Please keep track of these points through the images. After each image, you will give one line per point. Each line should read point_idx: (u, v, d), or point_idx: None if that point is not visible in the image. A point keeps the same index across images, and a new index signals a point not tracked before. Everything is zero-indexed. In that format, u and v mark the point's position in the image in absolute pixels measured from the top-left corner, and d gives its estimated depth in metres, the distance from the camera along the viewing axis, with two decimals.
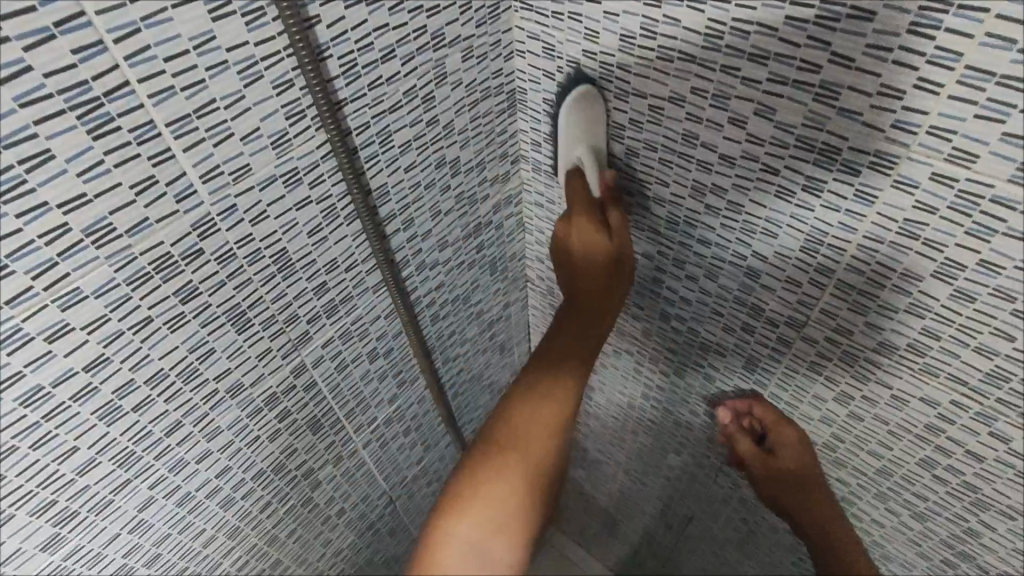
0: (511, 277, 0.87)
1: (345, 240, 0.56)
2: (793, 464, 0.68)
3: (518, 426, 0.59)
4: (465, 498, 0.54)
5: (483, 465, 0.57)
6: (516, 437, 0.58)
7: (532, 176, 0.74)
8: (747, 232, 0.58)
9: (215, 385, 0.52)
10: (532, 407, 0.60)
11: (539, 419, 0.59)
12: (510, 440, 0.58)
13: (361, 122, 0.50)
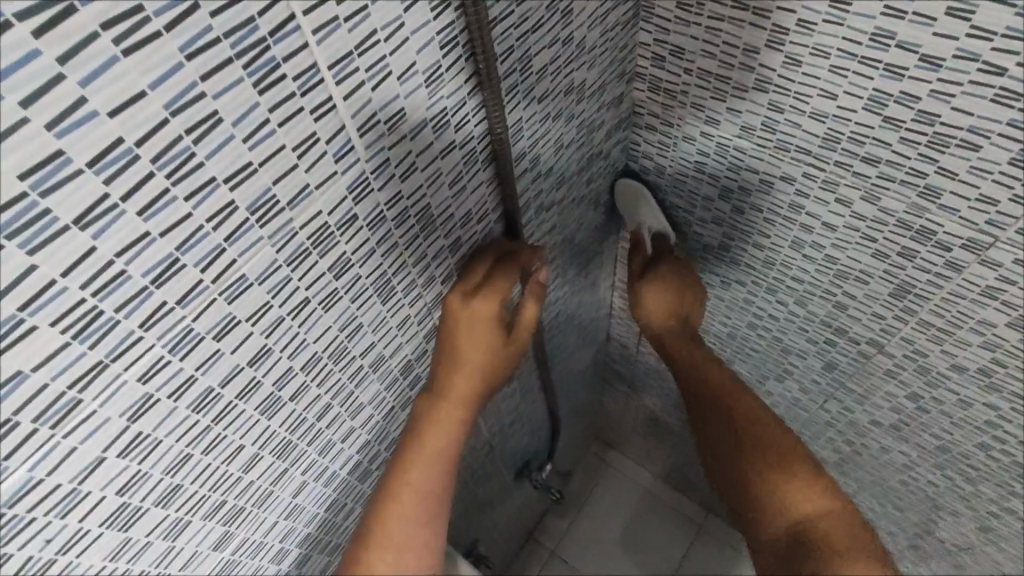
0: (609, 210, 0.80)
1: (480, 188, 0.49)
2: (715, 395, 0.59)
3: (428, 448, 0.49)
4: (392, 543, 0.47)
5: (402, 498, 0.47)
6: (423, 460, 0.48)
7: (647, 97, 0.65)
8: (934, 147, 0.49)
9: (360, 361, 0.47)
10: (440, 423, 0.49)
11: (448, 447, 0.49)
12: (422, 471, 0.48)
13: (506, 46, 0.42)
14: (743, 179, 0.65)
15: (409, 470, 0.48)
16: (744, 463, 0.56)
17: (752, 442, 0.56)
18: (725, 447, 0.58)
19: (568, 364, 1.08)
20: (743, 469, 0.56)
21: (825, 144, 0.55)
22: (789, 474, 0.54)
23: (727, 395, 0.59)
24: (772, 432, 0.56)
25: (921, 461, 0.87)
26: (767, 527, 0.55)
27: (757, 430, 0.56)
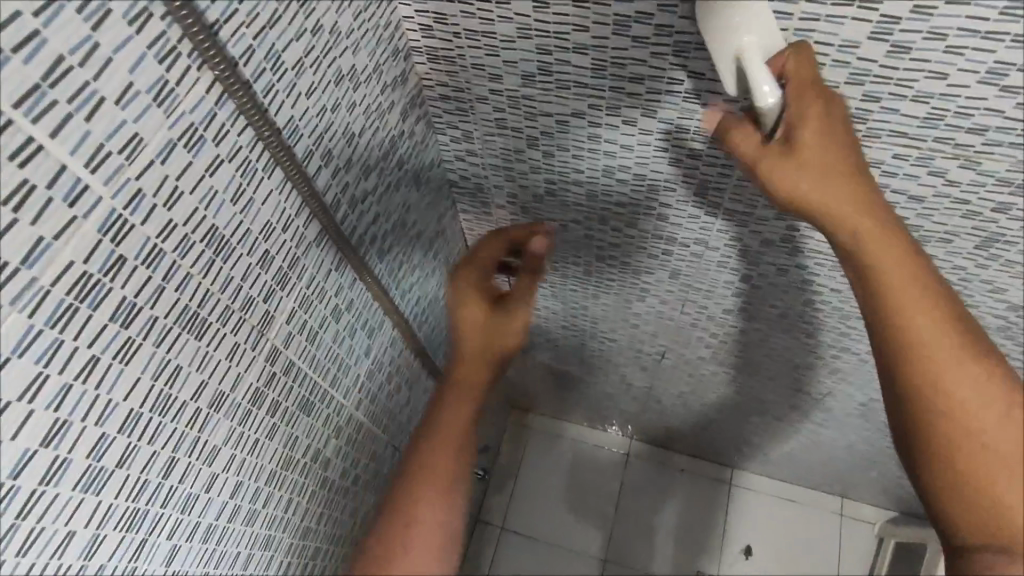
0: (434, 187, 0.81)
1: (273, 197, 0.48)
2: (936, 377, 0.48)
3: (443, 424, 0.55)
4: (413, 511, 0.52)
5: (421, 471, 0.53)
6: (437, 442, 0.54)
7: (429, 69, 0.66)
8: (679, 53, 0.55)
9: (195, 404, 0.45)
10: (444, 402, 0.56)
11: (457, 425, 0.55)
12: (433, 443, 0.54)
13: (244, 48, 0.40)
14: (541, 123, 0.69)
15: (427, 455, 0.53)
16: (983, 457, 0.47)
17: (959, 385, 0.47)
18: (931, 402, 0.48)
19: (450, 345, 1.09)
20: (966, 465, 0.47)
21: (595, 73, 0.60)
22: (1006, 465, 0.46)
23: (948, 375, 0.47)
24: (975, 377, 0.47)
25: (770, 331, 0.98)
26: (973, 466, 0.47)
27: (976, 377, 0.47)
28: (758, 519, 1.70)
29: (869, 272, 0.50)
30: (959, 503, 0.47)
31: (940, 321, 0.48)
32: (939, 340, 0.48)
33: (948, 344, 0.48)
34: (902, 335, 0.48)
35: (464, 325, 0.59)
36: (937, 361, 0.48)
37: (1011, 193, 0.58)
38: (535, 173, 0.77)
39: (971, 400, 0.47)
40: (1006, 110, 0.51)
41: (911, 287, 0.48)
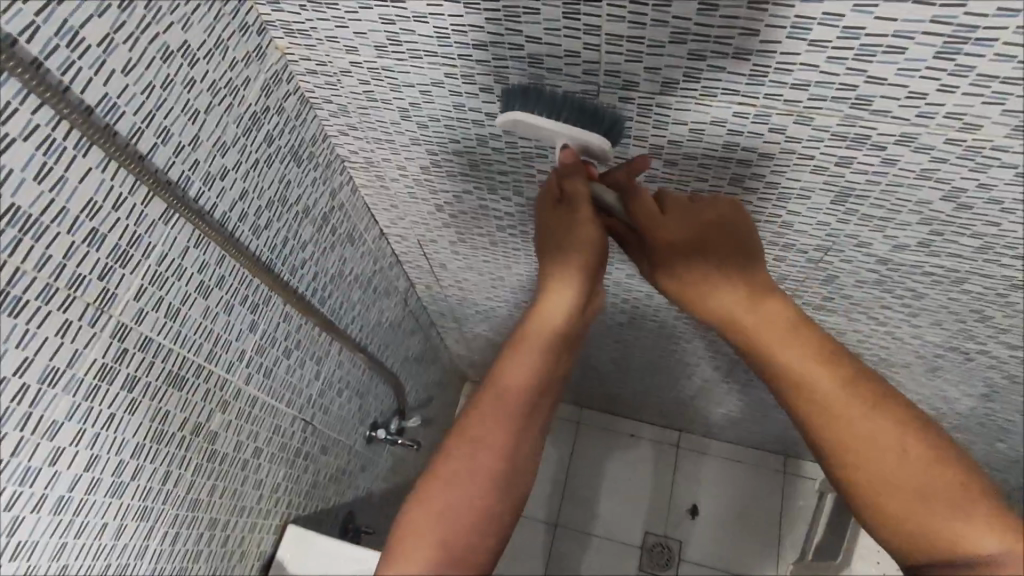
0: (322, 163, 0.82)
1: (93, 175, 0.48)
2: (841, 427, 0.58)
3: (502, 388, 0.61)
4: (454, 457, 0.58)
5: (474, 424, 0.59)
6: (501, 390, 0.61)
7: (289, 43, 0.66)
8: (511, 19, 0.56)
9: (21, 379, 0.46)
10: (516, 357, 0.62)
11: (519, 384, 0.61)
12: (505, 402, 0.60)
13: (23, 24, 0.41)
14: (406, 94, 0.69)
15: (469, 437, 0.59)
16: (874, 478, 0.56)
17: (857, 420, 0.57)
18: (829, 442, 0.59)
19: (370, 320, 1.10)
20: (856, 463, 0.57)
21: (441, 42, 0.61)
22: (906, 444, 0.56)
23: (848, 430, 0.58)
24: (872, 433, 0.57)
25: None
26: (908, 488, 0.55)
27: (863, 419, 0.57)
28: (704, 479, 1.75)
29: (750, 339, 0.64)
30: (886, 513, 0.56)
31: (817, 359, 0.60)
32: (835, 391, 0.58)
33: (827, 399, 0.59)
34: (786, 362, 0.61)
35: (549, 295, 0.66)
36: (796, 372, 0.60)
37: (848, 147, 0.60)
38: (417, 144, 0.78)
39: (880, 445, 0.56)
40: (821, 65, 0.52)
41: (788, 349, 0.61)
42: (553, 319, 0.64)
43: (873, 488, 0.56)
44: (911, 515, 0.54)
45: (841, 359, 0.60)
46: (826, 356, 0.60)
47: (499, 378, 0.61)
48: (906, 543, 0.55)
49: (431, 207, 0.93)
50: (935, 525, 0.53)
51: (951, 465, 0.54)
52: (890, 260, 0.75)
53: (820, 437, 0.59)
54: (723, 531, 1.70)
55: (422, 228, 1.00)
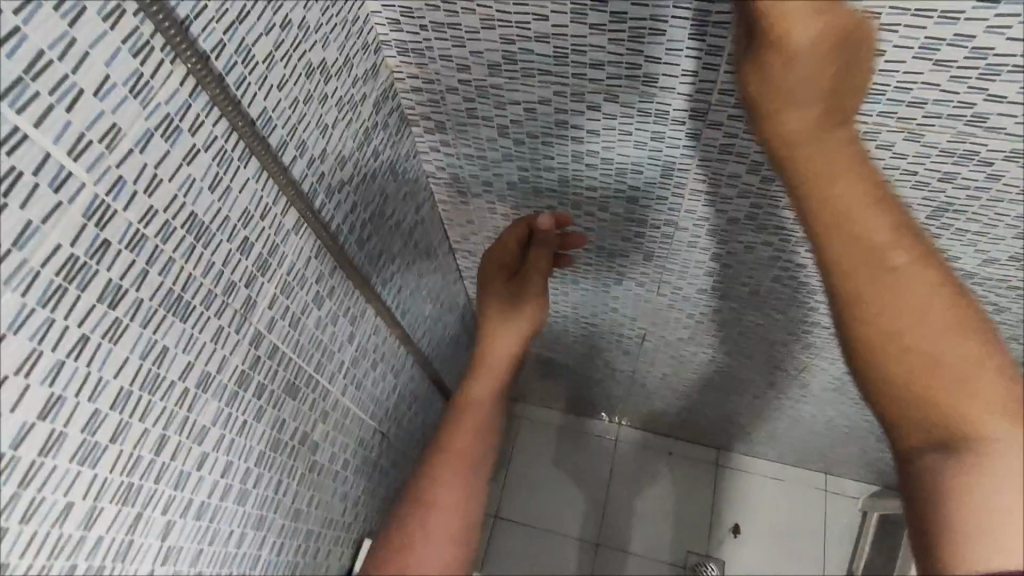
0: (411, 179, 0.84)
1: (249, 186, 0.50)
2: (886, 305, 0.44)
3: (447, 461, 0.70)
4: (425, 507, 0.67)
5: (432, 488, 0.68)
6: (452, 460, 0.70)
7: (400, 62, 0.69)
8: (635, 40, 0.58)
9: (183, 384, 0.47)
10: (464, 421, 0.73)
11: (468, 451, 0.71)
12: (457, 458, 0.70)
13: (215, 42, 0.42)
14: (510, 112, 0.71)
15: (451, 444, 0.71)
16: (871, 346, 0.45)
17: (917, 284, 0.44)
18: (833, 259, 0.45)
19: (435, 335, 1.12)
20: (867, 313, 0.45)
21: (558, 61, 0.63)
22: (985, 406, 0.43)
23: (878, 276, 0.44)
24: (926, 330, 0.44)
25: (744, 310, 1.01)
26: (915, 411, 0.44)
27: (902, 307, 0.44)
28: (745, 499, 1.74)
29: (842, 211, 0.44)
30: (899, 369, 0.44)
31: (890, 226, 0.45)
32: (892, 283, 0.44)
33: (850, 179, 0.45)
34: (807, 159, 0.45)
35: (490, 336, 0.78)
36: (842, 206, 0.44)
37: (955, 163, 0.62)
38: (509, 161, 0.80)
39: (929, 341, 0.44)
40: (942, 84, 0.54)
41: (836, 151, 0.45)
42: (474, 406, 0.75)
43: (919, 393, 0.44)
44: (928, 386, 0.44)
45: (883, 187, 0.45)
46: (879, 206, 0.45)
47: (450, 434, 0.72)
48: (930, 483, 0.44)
49: (508, 223, 0.94)
50: (942, 396, 0.43)
51: (1002, 373, 0.44)
52: (977, 274, 0.76)
53: (858, 302, 0.45)
54: (766, 552, 1.69)
55: (494, 244, 1.02)
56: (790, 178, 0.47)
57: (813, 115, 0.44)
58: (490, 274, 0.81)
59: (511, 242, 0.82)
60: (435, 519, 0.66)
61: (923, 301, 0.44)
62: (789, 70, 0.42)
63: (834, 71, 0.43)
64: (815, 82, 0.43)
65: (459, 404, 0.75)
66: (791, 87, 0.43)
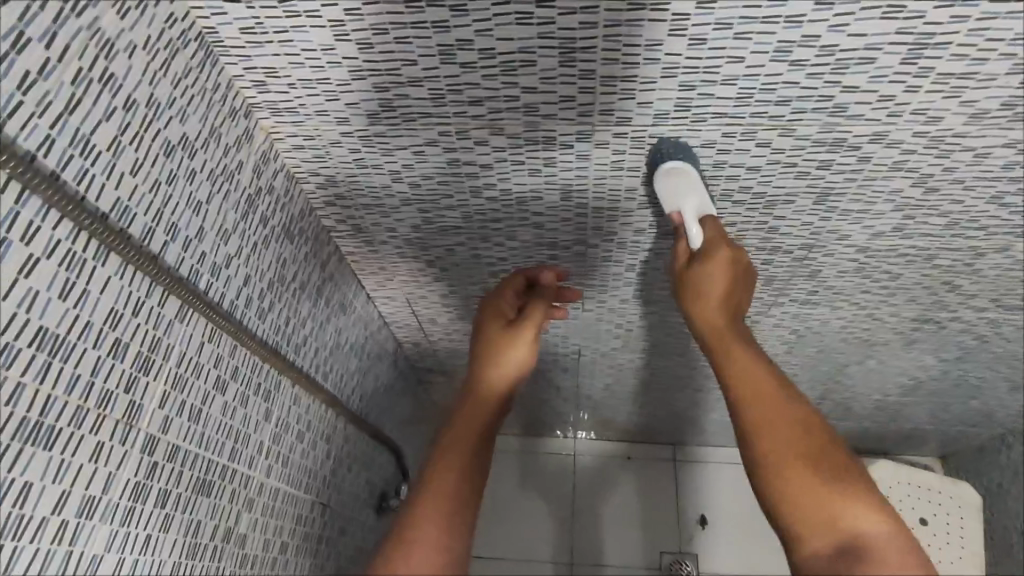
0: (310, 237, 0.81)
1: (114, 283, 0.46)
2: (768, 429, 0.57)
3: (439, 478, 0.60)
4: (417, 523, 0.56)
5: (424, 505, 0.58)
6: (448, 483, 0.59)
7: (275, 122, 0.66)
8: (508, 73, 0.58)
9: (60, 517, 0.42)
10: (457, 439, 0.63)
11: (459, 471, 0.61)
12: (453, 482, 0.60)
13: (40, 139, 0.39)
14: (399, 157, 0.70)
15: (435, 480, 0.59)
16: (790, 501, 0.54)
17: (783, 443, 0.56)
18: (745, 410, 0.58)
19: (366, 387, 1.08)
20: (771, 449, 0.56)
21: (436, 102, 0.62)
22: (866, 523, 0.52)
23: (782, 432, 0.56)
24: (811, 463, 0.55)
25: (668, 312, 1.03)
26: (803, 504, 0.54)
27: (808, 395, 0.49)
28: (706, 489, 1.77)
29: (743, 373, 0.59)
30: (778, 487, 0.55)
31: (775, 387, 0.58)
32: (757, 377, 0.59)
33: (751, 361, 0.60)
34: (738, 372, 0.60)
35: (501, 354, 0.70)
36: (743, 376, 0.59)
37: (827, 151, 0.65)
38: (408, 205, 0.78)
39: (783, 444, 0.56)
40: (801, 81, 0.56)
41: (743, 362, 0.60)
42: (474, 421, 0.65)
43: (801, 521, 0.54)
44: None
45: (794, 402, 0.58)
46: (750, 351, 0.61)
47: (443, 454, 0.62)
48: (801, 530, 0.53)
49: (422, 264, 0.92)
50: (833, 517, 0.53)
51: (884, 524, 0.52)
52: (869, 248, 0.81)
53: (738, 402, 0.59)
54: (735, 539, 1.71)
55: (412, 286, 0.99)
56: (699, 308, 0.65)
57: (710, 306, 0.65)
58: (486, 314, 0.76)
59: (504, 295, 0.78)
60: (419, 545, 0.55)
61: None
62: (706, 297, 0.65)
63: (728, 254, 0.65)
64: (727, 284, 0.65)
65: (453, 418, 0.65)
66: (699, 288, 0.65)
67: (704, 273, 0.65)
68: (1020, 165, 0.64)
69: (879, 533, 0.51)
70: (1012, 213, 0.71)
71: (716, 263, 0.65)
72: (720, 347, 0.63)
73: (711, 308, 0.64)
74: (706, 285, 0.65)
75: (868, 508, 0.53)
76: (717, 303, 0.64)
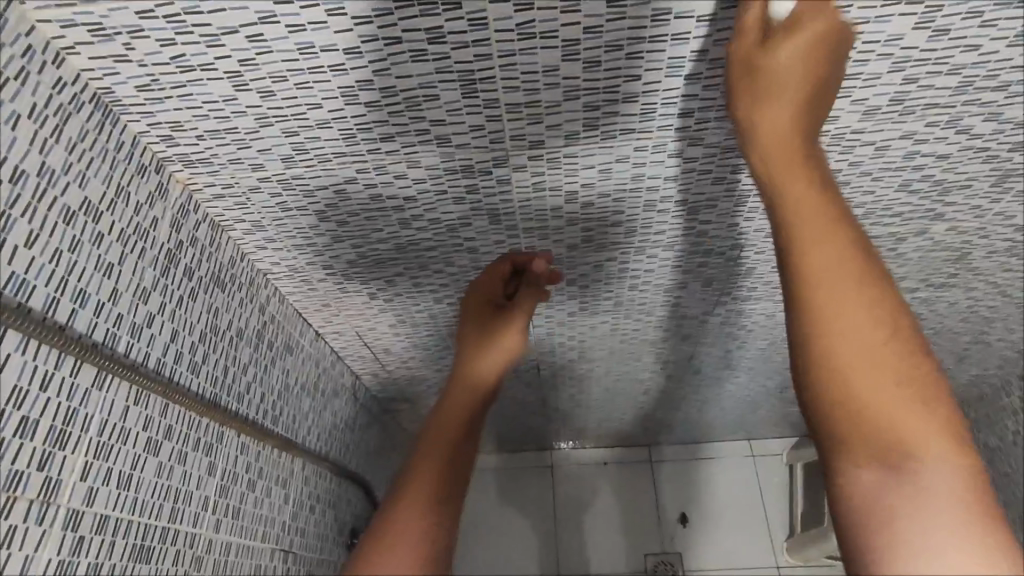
0: (244, 282, 0.80)
1: (13, 359, 0.45)
2: (830, 314, 0.46)
3: (420, 472, 0.61)
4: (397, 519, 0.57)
5: (405, 501, 0.59)
6: (430, 480, 0.61)
7: (190, 173, 0.65)
8: (414, 108, 0.58)
9: None
10: (440, 434, 0.64)
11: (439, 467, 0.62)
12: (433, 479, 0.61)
13: None
14: (322, 197, 0.70)
15: (416, 476, 0.61)
16: (859, 442, 0.45)
17: (882, 400, 0.45)
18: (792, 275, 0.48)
19: (325, 424, 1.06)
20: (838, 368, 0.45)
21: (348, 141, 0.62)
22: (949, 457, 0.44)
23: (846, 321, 0.46)
24: (886, 364, 0.45)
25: (617, 320, 1.04)
26: (879, 463, 0.44)
27: (884, 373, 0.45)
28: (684, 487, 1.79)
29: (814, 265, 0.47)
30: (851, 382, 0.45)
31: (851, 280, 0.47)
32: (843, 263, 0.47)
33: (817, 205, 0.48)
34: (825, 259, 0.47)
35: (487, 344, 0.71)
36: (820, 264, 0.47)
37: (738, 157, 0.66)
38: (340, 241, 0.78)
39: (842, 345, 0.46)
40: (700, 94, 0.58)
41: (813, 210, 0.48)
42: (456, 415, 0.66)
43: (864, 434, 0.45)
44: (889, 428, 0.44)
45: (884, 292, 0.47)
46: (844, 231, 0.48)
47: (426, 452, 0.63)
48: (857, 464, 0.45)
49: (365, 297, 0.92)
50: (902, 435, 0.44)
51: (945, 453, 0.44)
52: None
53: (799, 332, 0.47)
54: (716, 533, 1.72)
55: (359, 318, 0.99)
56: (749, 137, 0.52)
57: None
58: (475, 303, 0.76)
59: (495, 275, 0.77)
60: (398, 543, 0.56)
61: (925, 387, 0.45)
62: (773, 105, 0.50)
63: (818, 69, 0.49)
64: (796, 78, 0.49)
65: (438, 412, 0.66)
66: (765, 99, 0.50)
67: (777, 50, 0.48)
68: (920, 153, 0.67)
69: (937, 456, 0.44)
70: (922, 197, 0.74)
71: (798, 34, 0.48)
72: (777, 160, 0.50)
73: (779, 108, 0.50)
74: (762, 113, 0.51)
75: (942, 434, 0.45)
76: (782, 91, 0.50)
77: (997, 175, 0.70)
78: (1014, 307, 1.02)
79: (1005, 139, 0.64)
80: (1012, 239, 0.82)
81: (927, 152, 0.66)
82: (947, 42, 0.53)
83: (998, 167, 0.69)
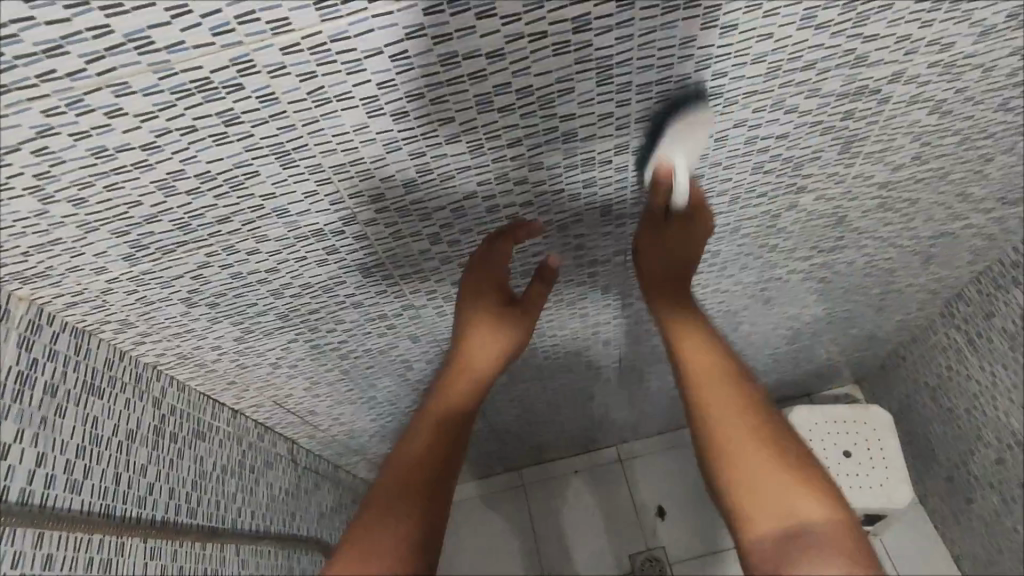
0: (128, 381, 0.77)
1: None
2: (712, 382, 0.71)
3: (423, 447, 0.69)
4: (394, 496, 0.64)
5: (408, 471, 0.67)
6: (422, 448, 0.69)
7: (32, 290, 0.63)
8: (238, 187, 0.57)
9: None
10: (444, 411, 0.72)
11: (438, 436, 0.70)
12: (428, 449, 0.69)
13: None
14: (182, 285, 0.68)
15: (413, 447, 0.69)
16: (749, 496, 0.63)
17: (762, 465, 0.64)
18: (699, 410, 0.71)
19: (261, 499, 1.04)
20: (720, 435, 0.68)
21: (185, 229, 0.60)
22: (814, 491, 0.62)
23: (716, 398, 0.70)
24: (771, 436, 0.67)
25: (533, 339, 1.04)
26: (759, 485, 0.63)
27: (760, 450, 0.66)
28: (655, 479, 1.79)
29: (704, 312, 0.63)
30: (722, 420, 0.69)
31: (702, 346, 0.74)
32: (710, 359, 0.73)
33: (708, 356, 0.73)
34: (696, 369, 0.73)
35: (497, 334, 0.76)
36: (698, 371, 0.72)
37: (585, 172, 0.66)
38: (219, 322, 0.77)
39: (735, 431, 0.68)
40: (520, 123, 0.58)
41: (698, 344, 0.75)
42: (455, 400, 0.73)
43: (748, 496, 0.64)
44: (751, 492, 0.63)
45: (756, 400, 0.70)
46: None
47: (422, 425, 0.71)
48: (762, 531, 0.61)
49: (268, 368, 0.90)
50: (785, 497, 0.62)
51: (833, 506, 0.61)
52: None
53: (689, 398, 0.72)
54: (694, 518, 1.72)
55: (272, 388, 0.96)
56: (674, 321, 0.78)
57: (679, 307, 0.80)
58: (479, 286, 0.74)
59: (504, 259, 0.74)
60: (379, 539, 0.61)
61: (766, 434, 0.67)
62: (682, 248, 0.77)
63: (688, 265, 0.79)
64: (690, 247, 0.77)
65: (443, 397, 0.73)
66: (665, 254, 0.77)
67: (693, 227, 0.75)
68: (760, 137, 0.68)
69: (812, 509, 0.61)
70: (778, 175, 0.75)
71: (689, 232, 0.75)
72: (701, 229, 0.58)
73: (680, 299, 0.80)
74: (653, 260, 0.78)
75: (814, 494, 0.62)
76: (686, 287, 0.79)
77: (841, 143, 0.72)
78: (910, 255, 1.04)
79: (833, 111, 0.66)
80: (880, 197, 0.84)
81: (766, 135, 0.68)
82: (741, 36, 0.54)
83: (838, 136, 0.70)
